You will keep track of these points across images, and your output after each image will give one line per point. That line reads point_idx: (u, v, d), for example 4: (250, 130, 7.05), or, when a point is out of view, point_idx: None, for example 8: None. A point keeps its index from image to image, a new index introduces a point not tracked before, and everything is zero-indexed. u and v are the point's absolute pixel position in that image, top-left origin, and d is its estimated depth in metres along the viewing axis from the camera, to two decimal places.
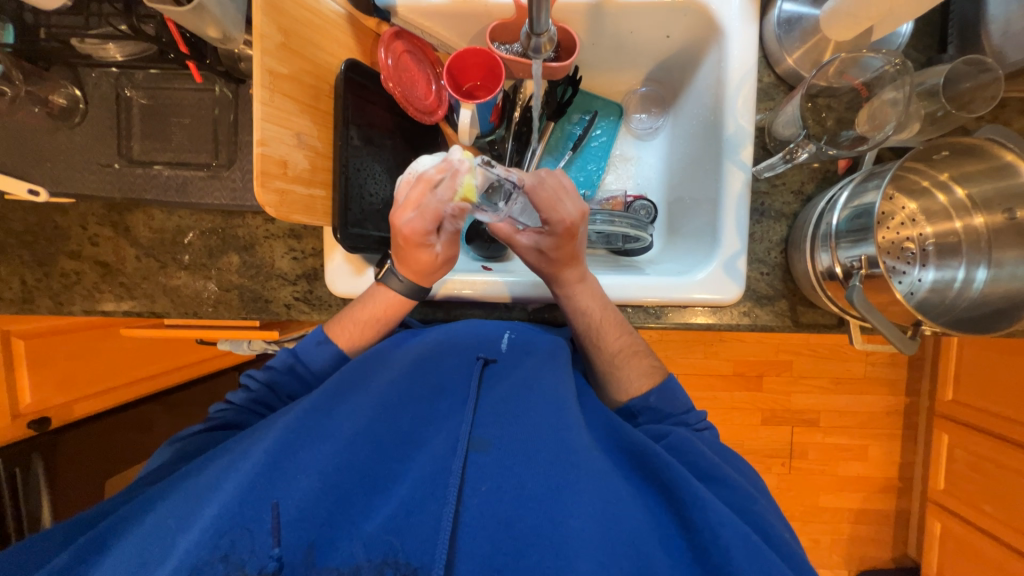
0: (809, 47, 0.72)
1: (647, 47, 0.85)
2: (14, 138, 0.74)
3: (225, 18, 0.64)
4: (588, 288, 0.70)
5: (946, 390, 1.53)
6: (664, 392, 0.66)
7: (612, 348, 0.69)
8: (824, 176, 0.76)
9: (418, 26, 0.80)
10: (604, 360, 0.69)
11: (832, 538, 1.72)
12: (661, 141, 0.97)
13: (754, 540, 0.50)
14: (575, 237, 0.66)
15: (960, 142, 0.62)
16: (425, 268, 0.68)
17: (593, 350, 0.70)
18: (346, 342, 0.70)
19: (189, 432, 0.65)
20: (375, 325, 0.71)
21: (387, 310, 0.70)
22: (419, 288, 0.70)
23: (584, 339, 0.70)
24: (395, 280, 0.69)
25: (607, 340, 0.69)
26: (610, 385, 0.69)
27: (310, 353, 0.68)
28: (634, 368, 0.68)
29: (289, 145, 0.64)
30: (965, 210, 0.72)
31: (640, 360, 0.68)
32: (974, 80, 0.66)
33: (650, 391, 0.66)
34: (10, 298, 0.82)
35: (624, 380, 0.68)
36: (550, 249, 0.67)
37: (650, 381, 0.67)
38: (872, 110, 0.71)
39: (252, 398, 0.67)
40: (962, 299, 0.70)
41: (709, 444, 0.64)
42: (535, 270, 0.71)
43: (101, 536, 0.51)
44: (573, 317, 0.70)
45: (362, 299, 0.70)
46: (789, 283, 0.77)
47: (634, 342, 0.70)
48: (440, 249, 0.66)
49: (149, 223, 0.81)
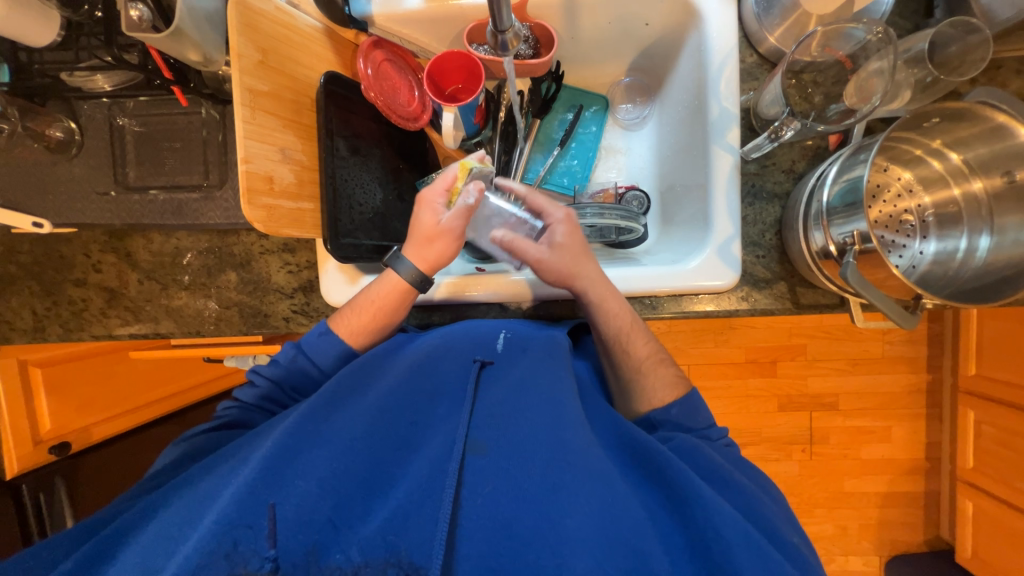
0: (789, 23, 0.71)
1: (626, 35, 0.85)
2: (16, 172, 0.77)
3: (205, 41, 0.66)
4: (615, 295, 0.68)
5: (968, 365, 1.48)
6: (688, 406, 0.64)
7: (640, 355, 0.67)
8: (816, 153, 0.75)
9: (396, 34, 0.81)
10: (630, 368, 0.67)
11: (860, 524, 1.67)
12: (649, 130, 0.96)
13: (759, 543, 0.49)
14: (576, 226, 0.72)
15: (947, 107, 0.60)
16: (432, 238, 0.69)
17: (617, 355, 0.67)
18: (346, 331, 0.68)
19: (195, 432, 0.66)
20: (373, 312, 0.69)
21: (387, 296, 0.68)
22: (422, 275, 0.69)
23: (610, 345, 0.67)
24: (399, 263, 0.69)
25: (635, 347, 0.67)
26: (635, 394, 0.67)
27: (314, 346, 0.67)
28: (660, 378, 0.66)
29: (273, 161, 0.65)
30: (963, 175, 0.70)
31: (665, 370, 0.67)
32: (961, 43, 0.65)
33: (674, 403, 0.64)
34: (22, 327, 0.85)
35: (650, 389, 0.66)
36: (563, 238, 0.69)
37: (676, 392, 0.65)
38: (858, 82, 0.70)
39: (257, 394, 0.67)
40: (966, 269, 0.68)
41: (714, 447, 0.63)
42: (551, 275, 0.68)
43: (102, 549, 0.52)
44: (603, 321, 0.67)
45: (366, 287, 0.69)
46: (786, 264, 0.75)
47: (658, 350, 0.68)
48: (451, 222, 0.68)
49: (148, 247, 0.83)
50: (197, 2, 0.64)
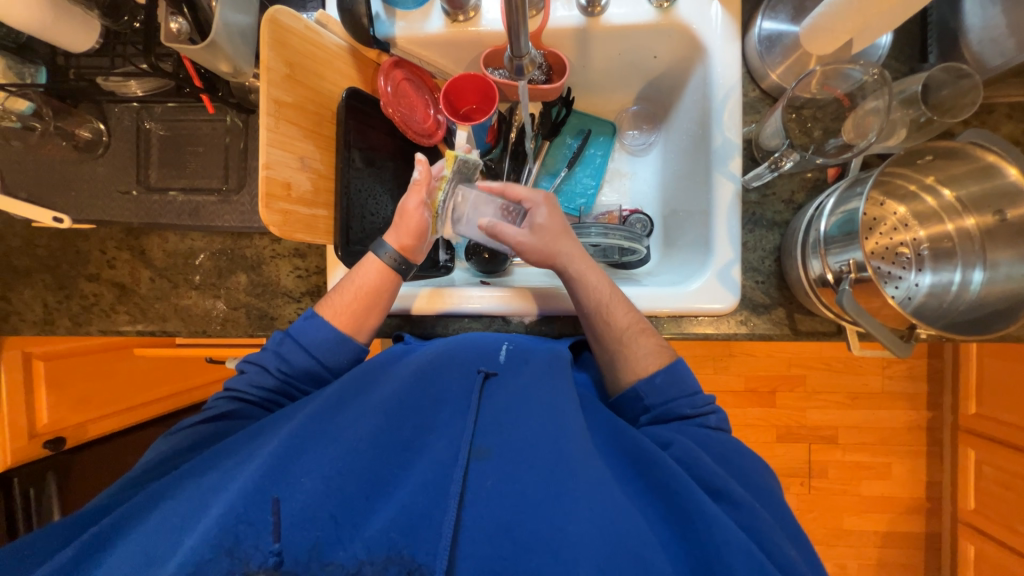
0: (791, 62, 0.75)
1: (636, 67, 0.89)
2: (41, 168, 0.80)
3: (237, 54, 0.70)
4: (597, 270, 0.70)
5: (969, 403, 1.48)
6: (672, 373, 0.65)
7: (620, 325, 0.67)
8: (815, 185, 0.78)
9: (416, 56, 0.84)
10: (612, 337, 0.67)
11: (859, 564, 1.63)
12: (654, 156, 1.00)
13: (759, 559, 0.48)
14: (556, 209, 0.74)
15: (941, 146, 0.62)
16: (399, 216, 0.72)
17: (599, 328, 0.68)
18: (332, 314, 0.69)
19: (186, 424, 0.64)
20: (363, 295, 0.70)
21: (372, 279, 0.70)
22: (403, 261, 0.71)
23: (592, 318, 0.68)
24: (382, 250, 0.71)
25: (616, 315, 0.67)
26: (619, 364, 0.67)
27: (300, 328, 0.68)
28: (643, 347, 0.66)
29: (292, 168, 0.67)
30: (956, 212, 0.72)
31: (647, 338, 0.67)
32: (953, 87, 0.68)
33: (657, 371, 0.65)
34: (32, 319, 0.86)
35: (633, 358, 0.66)
36: (544, 220, 0.72)
37: (660, 360, 0.66)
38: (856, 119, 0.73)
39: (248, 380, 0.67)
40: (960, 301, 0.69)
41: (701, 443, 0.61)
42: (534, 256, 0.71)
43: (100, 539, 0.51)
44: (584, 295, 0.69)
45: (354, 269, 0.71)
46: (784, 291, 0.77)
47: (641, 320, 0.68)
48: (408, 198, 0.72)
49: (163, 246, 0.85)
50: (234, 18, 0.67)
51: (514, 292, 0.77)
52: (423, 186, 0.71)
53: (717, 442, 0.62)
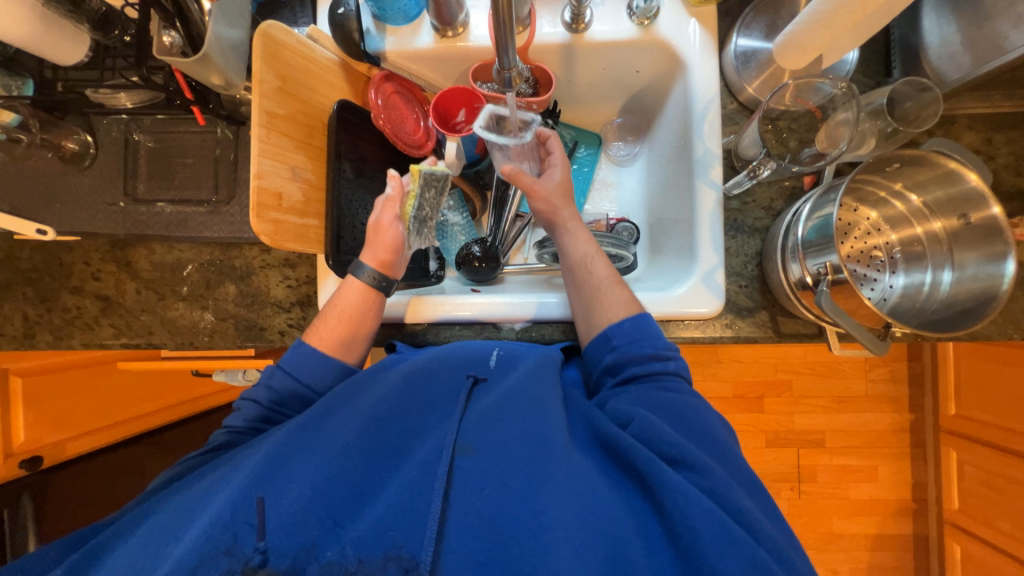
0: (766, 76, 0.78)
1: (618, 81, 0.92)
2: (26, 180, 0.79)
3: (228, 67, 0.71)
4: (586, 229, 0.74)
5: (948, 405, 1.51)
6: (640, 321, 0.66)
7: (599, 275, 0.70)
8: (792, 193, 0.80)
9: (406, 70, 0.87)
10: (590, 286, 0.70)
11: (851, 567, 1.65)
12: (639, 165, 1.03)
13: (731, 532, 0.48)
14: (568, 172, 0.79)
15: (906, 154, 0.66)
16: (373, 232, 0.72)
17: (580, 275, 0.71)
18: (318, 340, 0.69)
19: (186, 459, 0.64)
20: (348, 317, 0.70)
21: (356, 302, 0.71)
22: (385, 279, 0.72)
23: (574, 268, 0.72)
24: (362, 272, 0.71)
25: (596, 266, 0.71)
26: (593, 312, 0.69)
27: (289, 359, 0.68)
28: (616, 295, 0.69)
29: (284, 178, 0.68)
30: (924, 215, 0.75)
31: (622, 290, 0.69)
32: (915, 99, 0.73)
33: (625, 318, 0.67)
34: (12, 334, 0.84)
35: (606, 305, 0.68)
36: (557, 176, 0.76)
37: (630, 309, 0.68)
38: (829, 129, 0.77)
39: (243, 415, 0.67)
40: (932, 301, 0.72)
41: (663, 413, 0.60)
42: (543, 205, 0.73)
43: (95, 551, 0.51)
44: (573, 244, 0.72)
45: (336, 293, 0.71)
46: (767, 295, 0.79)
47: (617, 274, 0.71)
48: (381, 214, 0.72)
49: (149, 257, 0.84)
50: (227, 33, 0.68)
51: (502, 303, 0.78)
52: (396, 201, 0.73)
53: (689, 415, 0.61)
